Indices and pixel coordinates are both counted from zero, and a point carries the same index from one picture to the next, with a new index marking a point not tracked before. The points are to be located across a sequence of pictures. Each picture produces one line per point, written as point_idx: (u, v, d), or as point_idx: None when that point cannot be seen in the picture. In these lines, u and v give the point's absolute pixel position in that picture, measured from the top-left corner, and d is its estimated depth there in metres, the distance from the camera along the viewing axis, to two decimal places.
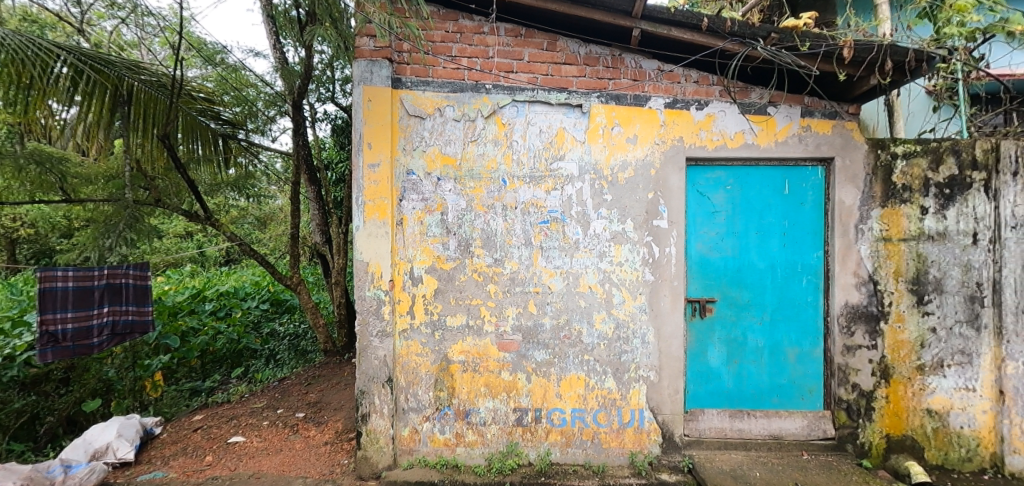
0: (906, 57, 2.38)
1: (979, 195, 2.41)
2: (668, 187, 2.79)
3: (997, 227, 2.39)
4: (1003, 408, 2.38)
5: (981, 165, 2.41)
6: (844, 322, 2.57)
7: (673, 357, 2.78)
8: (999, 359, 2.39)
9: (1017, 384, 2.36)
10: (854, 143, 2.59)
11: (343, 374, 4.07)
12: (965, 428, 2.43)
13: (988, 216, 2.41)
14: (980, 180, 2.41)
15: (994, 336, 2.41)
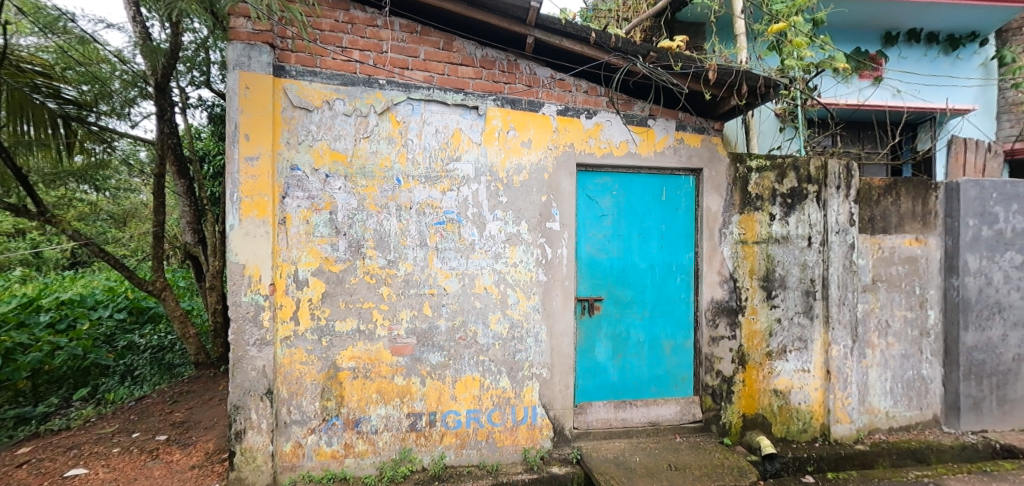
0: (757, 83, 2.70)
1: (813, 204, 2.80)
2: (560, 191, 2.89)
3: (825, 232, 2.79)
4: (829, 385, 2.80)
5: (814, 179, 2.80)
6: (710, 315, 2.87)
7: (564, 353, 2.89)
8: (826, 344, 2.80)
9: (839, 364, 2.80)
10: (719, 156, 2.92)
11: (217, 389, 3.85)
12: (802, 404, 2.82)
13: (819, 222, 2.79)
14: (813, 192, 2.80)
15: (824, 323, 2.81)
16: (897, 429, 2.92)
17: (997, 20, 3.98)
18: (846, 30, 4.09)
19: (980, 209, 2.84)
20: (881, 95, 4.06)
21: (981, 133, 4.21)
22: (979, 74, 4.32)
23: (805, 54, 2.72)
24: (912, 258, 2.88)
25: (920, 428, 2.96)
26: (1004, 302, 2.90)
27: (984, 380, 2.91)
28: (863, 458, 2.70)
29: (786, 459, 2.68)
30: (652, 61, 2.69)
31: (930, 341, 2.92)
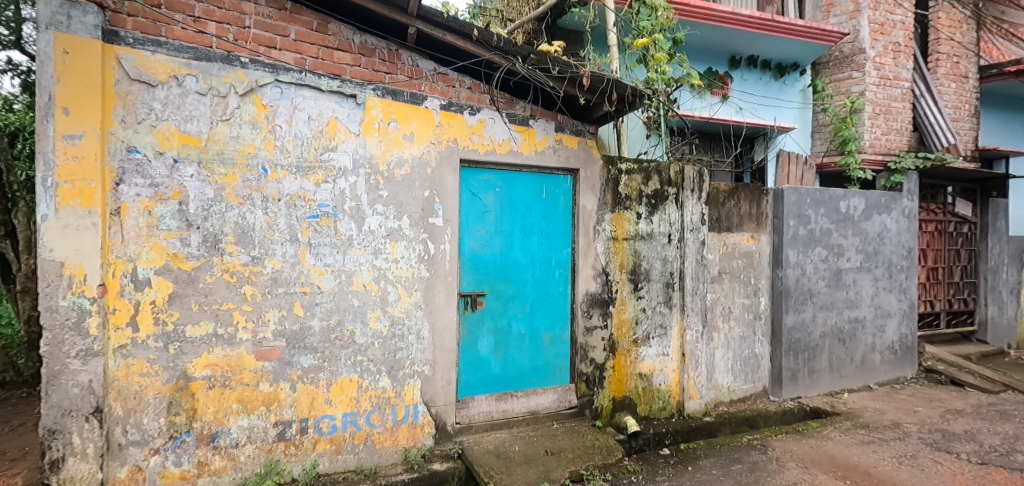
0: (625, 93, 2.95)
1: (672, 205, 3.21)
2: (443, 187, 2.90)
3: (682, 230, 3.22)
4: (683, 367, 3.24)
5: (673, 183, 3.20)
6: (585, 307, 3.10)
7: (447, 349, 2.91)
8: (682, 330, 3.22)
9: (691, 347, 3.26)
10: (594, 158, 3.17)
11: (30, 414, 3.34)
12: (662, 384, 3.22)
13: (677, 222, 3.20)
14: (672, 193, 3.21)
15: (680, 311, 3.22)
16: (736, 400, 3.45)
17: (811, 53, 4.54)
18: (699, 49, 4.29)
19: (798, 212, 3.47)
20: (727, 112, 4.48)
21: (801, 148, 4.83)
22: (800, 97, 4.86)
23: (665, 68, 3.05)
24: (748, 253, 3.43)
25: (754, 398, 3.54)
26: (813, 289, 3.58)
27: (799, 354, 3.56)
28: (709, 428, 3.20)
29: (647, 433, 3.07)
30: (532, 63, 2.81)
31: (761, 323, 3.50)
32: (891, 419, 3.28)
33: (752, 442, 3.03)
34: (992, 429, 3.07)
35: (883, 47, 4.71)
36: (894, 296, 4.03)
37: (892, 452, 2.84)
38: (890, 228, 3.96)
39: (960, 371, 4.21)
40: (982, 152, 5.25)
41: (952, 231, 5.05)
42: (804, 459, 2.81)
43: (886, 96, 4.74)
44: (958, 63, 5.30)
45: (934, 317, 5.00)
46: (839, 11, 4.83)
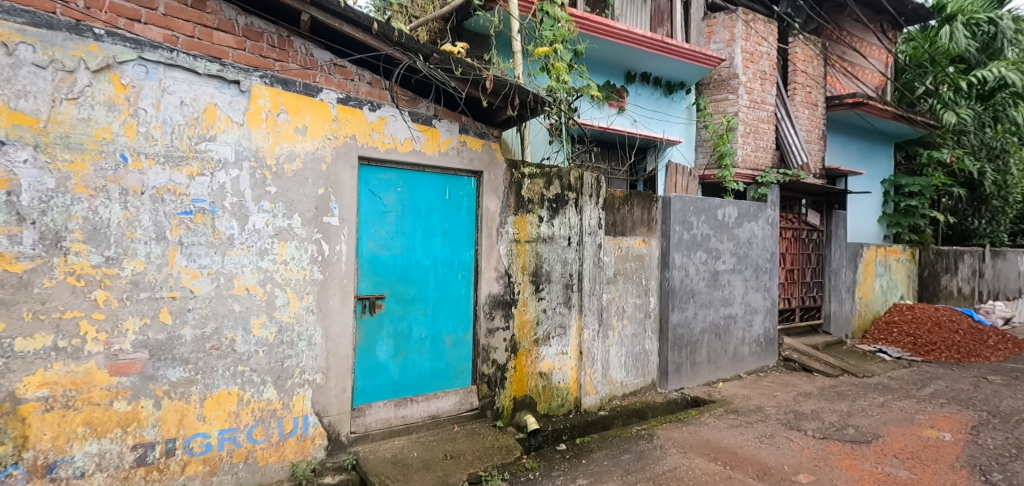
0: (526, 98, 3.10)
1: (571, 208, 3.43)
2: (340, 185, 2.71)
3: (581, 233, 3.44)
4: (581, 364, 3.50)
5: (574, 188, 3.41)
6: (488, 308, 3.23)
7: (341, 355, 2.72)
8: (580, 329, 3.46)
9: (588, 346, 3.48)
10: (497, 161, 3.31)
11: None
12: (560, 382, 3.45)
13: (575, 225, 3.42)
14: (573, 197, 3.42)
15: (579, 311, 3.46)
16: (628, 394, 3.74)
17: (695, 75, 4.98)
18: (598, 62, 4.53)
19: (682, 218, 3.86)
20: (623, 123, 4.68)
21: (686, 160, 5.27)
22: (685, 113, 5.32)
23: (565, 78, 3.26)
24: (639, 256, 3.72)
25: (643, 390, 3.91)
26: (694, 289, 4.00)
27: (682, 349, 3.96)
28: (603, 421, 3.45)
29: (545, 430, 3.25)
30: (434, 62, 2.84)
31: (650, 321, 3.86)
32: (757, 404, 3.71)
33: (640, 432, 3.29)
34: (831, 407, 3.62)
35: (753, 73, 5.32)
36: (760, 294, 4.62)
37: (756, 433, 3.21)
38: (758, 235, 4.54)
39: (808, 358, 4.90)
40: (827, 170, 6.15)
41: (805, 237, 5.77)
42: (683, 444, 3.07)
43: (755, 118, 5.33)
44: (811, 92, 6.15)
45: (791, 312, 5.71)
46: (718, 38, 5.37)
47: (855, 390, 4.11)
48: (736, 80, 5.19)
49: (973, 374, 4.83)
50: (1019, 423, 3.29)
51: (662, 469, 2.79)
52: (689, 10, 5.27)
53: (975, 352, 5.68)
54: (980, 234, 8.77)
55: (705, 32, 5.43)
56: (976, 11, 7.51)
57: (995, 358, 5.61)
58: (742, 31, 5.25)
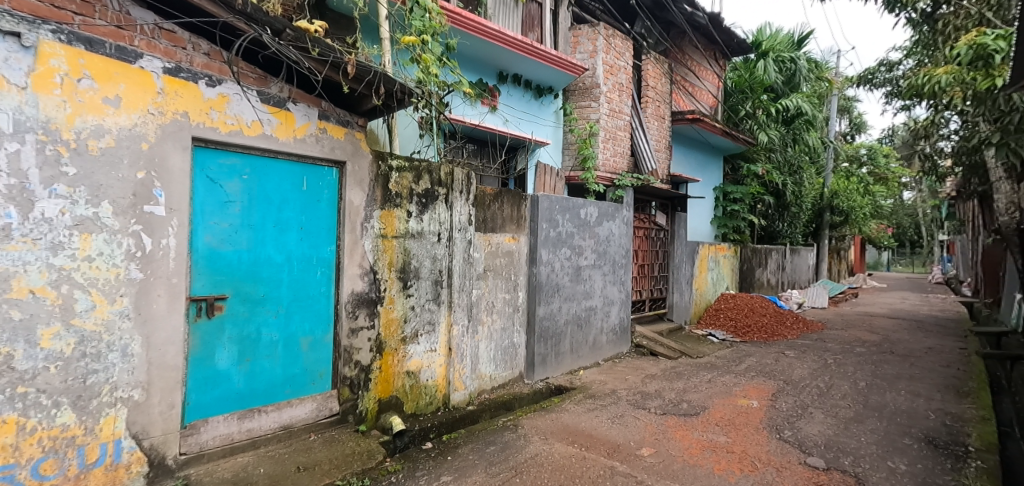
0: (394, 89, 2.98)
1: (441, 205, 3.51)
2: (167, 168, 2.22)
3: (450, 230, 3.57)
4: (450, 362, 3.57)
5: (443, 183, 3.50)
6: (351, 308, 3.04)
7: (168, 366, 2.24)
8: (449, 325, 3.56)
9: (457, 341, 3.62)
10: (362, 152, 3.15)
11: None
12: (429, 380, 3.46)
13: (445, 221, 3.52)
14: (442, 194, 3.50)
15: (448, 308, 3.56)
16: (496, 387, 3.97)
17: (562, 81, 5.39)
18: (470, 59, 4.64)
19: (548, 217, 4.32)
20: (494, 121, 4.85)
21: (553, 161, 5.69)
22: (554, 117, 5.76)
23: (436, 72, 3.28)
24: (508, 252, 4.02)
25: (511, 383, 4.17)
26: (559, 283, 4.44)
27: (547, 341, 4.34)
28: (470, 416, 3.59)
29: (411, 429, 3.21)
30: (289, 39, 2.54)
31: (518, 315, 4.15)
32: (612, 388, 4.08)
33: (506, 424, 3.40)
34: (671, 386, 4.13)
35: (612, 84, 5.82)
36: (616, 287, 5.23)
37: (609, 414, 3.50)
38: (615, 233, 5.19)
39: (655, 344, 5.60)
40: (671, 176, 7.09)
41: (654, 236, 6.53)
42: (545, 431, 3.23)
43: (614, 126, 5.82)
44: (660, 106, 6.97)
45: (642, 303, 6.41)
46: (583, 49, 5.69)
47: (690, 370, 4.77)
48: (598, 89, 5.65)
49: (774, 349, 5.93)
50: (802, 387, 4.10)
51: (524, 457, 2.89)
52: (556, 20, 5.59)
53: (777, 331, 6.92)
54: (783, 234, 10.94)
55: (572, 41, 5.73)
56: (782, 51, 9.11)
57: (791, 336, 6.90)
58: (603, 44, 5.68)
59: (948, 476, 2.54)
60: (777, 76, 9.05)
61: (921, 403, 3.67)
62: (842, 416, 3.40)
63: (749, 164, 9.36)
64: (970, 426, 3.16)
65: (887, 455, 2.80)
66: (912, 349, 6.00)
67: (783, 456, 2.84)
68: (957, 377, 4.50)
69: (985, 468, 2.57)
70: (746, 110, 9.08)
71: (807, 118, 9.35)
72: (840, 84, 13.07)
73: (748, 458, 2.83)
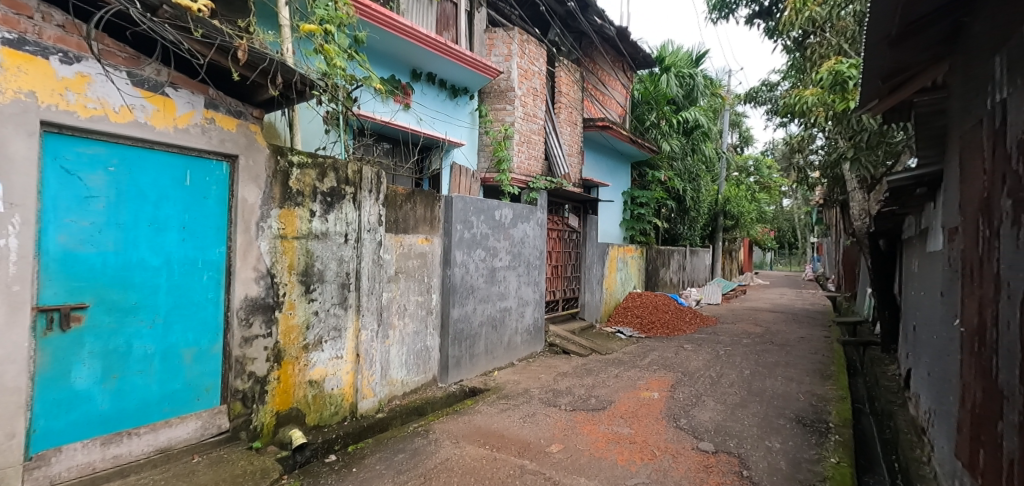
0: (293, 79, 2.80)
1: (349, 204, 3.39)
2: (7, 154, 1.80)
3: (359, 231, 3.47)
4: (357, 368, 3.47)
5: (351, 183, 3.40)
6: (243, 314, 2.79)
7: (8, 388, 1.80)
8: (356, 330, 3.46)
9: (366, 346, 3.53)
10: (258, 146, 2.90)
11: None
12: (334, 388, 3.31)
13: (354, 221, 3.43)
14: (349, 193, 3.39)
15: (355, 312, 3.46)
16: (409, 392, 3.96)
17: (477, 82, 5.45)
18: (381, 54, 4.51)
19: (463, 218, 4.49)
20: (407, 119, 4.72)
21: (469, 163, 5.66)
22: (469, 118, 5.75)
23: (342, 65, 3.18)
24: (421, 253, 4.12)
25: (424, 389, 4.13)
26: (473, 285, 4.63)
27: (462, 342, 4.51)
28: (380, 423, 3.51)
29: (314, 442, 3.01)
30: (166, 17, 2.23)
31: (432, 317, 4.25)
32: (525, 388, 4.18)
33: (416, 430, 3.32)
34: (580, 383, 4.32)
35: (526, 89, 6.14)
36: (531, 288, 5.56)
37: (521, 413, 3.56)
38: (530, 235, 5.44)
39: (567, 343, 5.99)
40: (584, 180, 7.45)
41: (567, 237, 6.76)
42: (456, 435, 3.19)
43: (528, 129, 6.19)
44: (572, 112, 7.34)
45: (555, 303, 6.65)
46: (498, 52, 5.97)
47: (598, 366, 5.06)
48: (513, 93, 5.93)
49: (674, 343, 6.45)
50: (697, 378, 4.49)
51: (434, 463, 2.83)
52: (471, 22, 5.72)
53: (679, 326, 7.51)
54: (685, 236, 11.92)
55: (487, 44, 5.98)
56: (682, 67, 9.95)
57: (690, 331, 7.48)
58: (518, 48, 5.99)
59: (812, 451, 2.88)
60: (677, 91, 9.91)
61: (793, 386, 4.17)
62: (730, 403, 3.74)
63: (653, 170, 10.04)
64: (829, 404, 3.63)
65: (765, 435, 3.11)
66: (788, 339, 6.86)
67: (679, 443, 3.06)
68: (821, 362, 5.21)
69: (840, 441, 2.95)
70: (652, 120, 9.83)
71: (703, 130, 10.33)
72: (732, 102, 14.65)
73: (648, 447, 3.00)
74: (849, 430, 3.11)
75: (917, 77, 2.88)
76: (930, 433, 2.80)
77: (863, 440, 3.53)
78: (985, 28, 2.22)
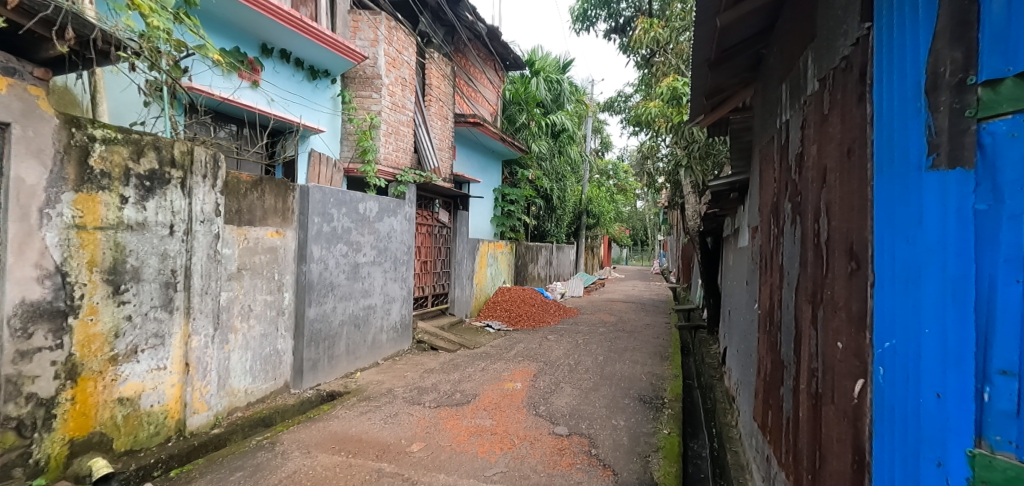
0: (93, 35, 2.32)
1: (176, 191, 2.95)
2: None
3: (189, 221, 3.04)
4: (186, 379, 3.03)
5: (178, 165, 2.96)
6: (19, 323, 2.18)
7: None
8: (185, 336, 3.02)
9: (198, 354, 3.11)
10: (41, 113, 2.28)
11: None
12: (154, 405, 2.84)
13: (183, 210, 2.99)
14: (176, 178, 2.95)
15: (184, 315, 3.02)
16: (255, 402, 3.61)
17: (340, 67, 5.26)
18: (218, 22, 4.10)
19: (322, 210, 4.23)
20: (254, 98, 4.40)
21: (331, 151, 5.44)
22: (330, 104, 5.48)
23: (164, 28, 2.81)
24: (272, 248, 3.80)
25: (273, 397, 3.80)
26: (334, 282, 4.42)
27: (319, 344, 4.25)
28: (217, 440, 3.11)
29: (124, 471, 2.54)
30: None
31: (284, 318, 3.93)
32: (389, 388, 4.10)
33: (260, 443, 3.01)
34: (446, 379, 4.37)
35: (394, 78, 6.12)
36: (398, 284, 5.59)
37: (382, 414, 3.45)
38: (397, 229, 5.49)
39: (435, 339, 6.07)
40: (454, 176, 7.67)
41: (436, 232, 6.94)
42: (308, 444, 2.96)
43: (396, 120, 6.19)
44: (442, 106, 7.47)
45: (425, 299, 6.76)
46: (363, 36, 5.87)
47: (466, 360, 5.20)
48: (379, 81, 5.86)
49: (539, 334, 6.89)
50: (557, 366, 4.82)
51: (278, 477, 2.57)
52: None
53: (543, 318, 8.12)
54: (551, 233, 12.75)
55: (352, 26, 5.83)
56: (551, 73, 10.71)
57: (554, 320, 8.16)
58: (385, 34, 5.97)
59: (649, 425, 3.24)
60: (545, 94, 10.65)
61: (639, 368, 4.73)
62: (584, 387, 4.07)
63: (523, 169, 10.56)
64: (665, 382, 4.17)
65: (612, 415, 3.42)
66: (635, 325, 7.84)
67: (536, 430, 3.20)
68: (662, 345, 6.08)
69: (671, 414, 3.41)
70: (522, 121, 10.21)
71: (569, 134, 11.14)
72: (594, 108, 16.02)
73: (507, 437, 3.09)
74: (679, 403, 3.62)
75: (732, 98, 3.49)
76: (738, 404, 3.35)
77: (691, 412, 4.13)
78: (778, 59, 2.69)
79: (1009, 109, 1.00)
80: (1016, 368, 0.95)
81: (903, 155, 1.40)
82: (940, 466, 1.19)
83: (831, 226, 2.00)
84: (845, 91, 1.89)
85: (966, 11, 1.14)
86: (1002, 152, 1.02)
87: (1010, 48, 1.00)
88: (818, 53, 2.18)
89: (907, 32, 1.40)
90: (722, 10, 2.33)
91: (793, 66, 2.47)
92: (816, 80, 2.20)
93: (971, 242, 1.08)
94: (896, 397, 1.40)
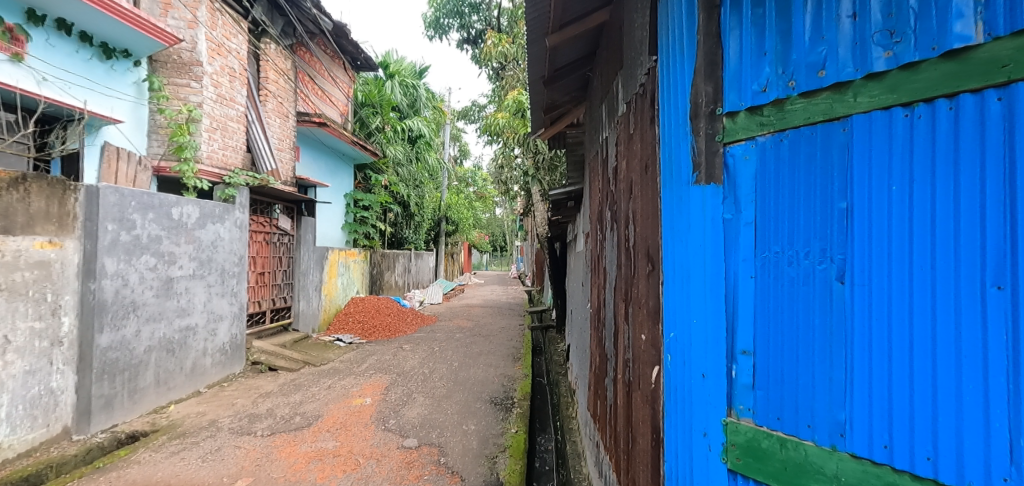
0: None
1: None
2: None
3: None
4: None
5: None
6: None
7: None
8: None
9: None
10: None
11: None
12: None
13: None
14: None
15: None
16: (15, 458, 2.90)
17: (146, 48, 4.63)
18: None
19: (119, 216, 3.65)
20: (16, 75, 3.62)
21: (135, 146, 4.80)
22: (134, 90, 4.79)
23: None
24: (42, 262, 3.13)
25: (43, 448, 3.08)
26: (137, 300, 3.82)
27: (115, 377, 3.58)
28: None
29: None
30: None
31: (61, 350, 3.22)
32: (211, 420, 3.76)
33: None
34: (285, 401, 4.18)
35: (219, 67, 5.56)
36: (226, 299, 5.01)
37: (201, 452, 3.13)
38: (224, 237, 4.96)
39: (275, 358, 5.59)
40: (298, 180, 7.14)
41: (276, 241, 6.43)
42: None
43: (222, 115, 5.61)
44: (282, 103, 6.95)
45: (262, 315, 6.19)
46: (176, 15, 5.21)
47: (310, 379, 5.01)
48: (198, 68, 5.24)
49: (393, 345, 6.89)
50: (410, 376, 5.05)
51: None
52: None
53: (399, 328, 8.12)
54: (409, 239, 12.77)
55: (161, 3, 5.15)
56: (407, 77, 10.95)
57: (411, 330, 8.27)
58: (206, 17, 5.36)
59: (497, 427, 3.51)
60: (400, 98, 10.61)
61: (493, 371, 5.27)
62: (437, 396, 4.29)
63: (376, 174, 10.31)
64: (515, 383, 4.74)
65: (463, 421, 3.64)
66: (491, 329, 8.37)
67: (384, 445, 3.17)
68: (515, 348, 6.68)
69: (518, 413, 3.80)
70: (375, 124, 9.83)
71: (426, 141, 11.33)
72: (451, 116, 16.22)
73: (352, 457, 2.98)
74: (526, 402, 4.10)
75: (567, 114, 3.90)
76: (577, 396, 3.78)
77: (539, 411, 4.55)
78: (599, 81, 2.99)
79: (744, 136, 1.37)
80: (752, 348, 1.34)
81: (678, 169, 1.62)
82: (705, 437, 1.43)
83: (637, 233, 2.14)
84: (642, 115, 2.09)
85: (712, 53, 1.46)
86: (740, 173, 1.38)
87: (741, 86, 1.39)
88: (624, 81, 2.40)
89: (677, 64, 1.63)
90: (550, 31, 2.47)
91: (609, 88, 2.74)
92: (624, 102, 2.42)
93: (719, 248, 1.42)
94: (678, 379, 1.60)
